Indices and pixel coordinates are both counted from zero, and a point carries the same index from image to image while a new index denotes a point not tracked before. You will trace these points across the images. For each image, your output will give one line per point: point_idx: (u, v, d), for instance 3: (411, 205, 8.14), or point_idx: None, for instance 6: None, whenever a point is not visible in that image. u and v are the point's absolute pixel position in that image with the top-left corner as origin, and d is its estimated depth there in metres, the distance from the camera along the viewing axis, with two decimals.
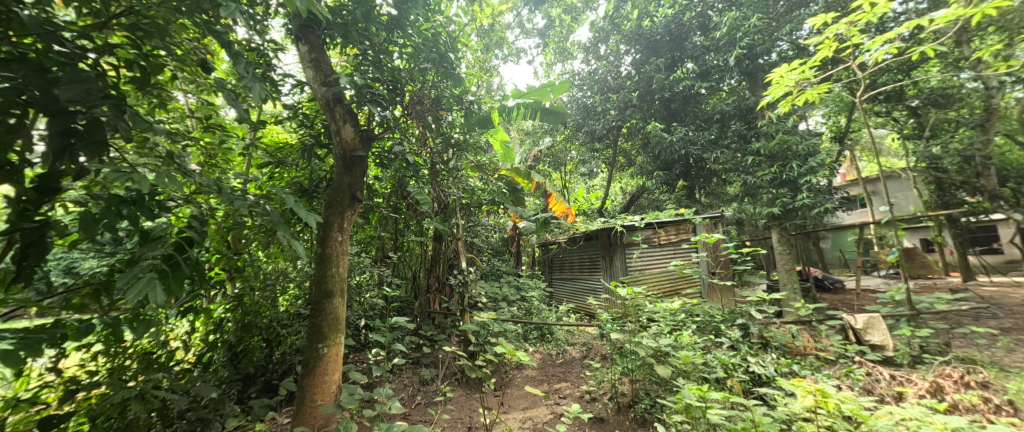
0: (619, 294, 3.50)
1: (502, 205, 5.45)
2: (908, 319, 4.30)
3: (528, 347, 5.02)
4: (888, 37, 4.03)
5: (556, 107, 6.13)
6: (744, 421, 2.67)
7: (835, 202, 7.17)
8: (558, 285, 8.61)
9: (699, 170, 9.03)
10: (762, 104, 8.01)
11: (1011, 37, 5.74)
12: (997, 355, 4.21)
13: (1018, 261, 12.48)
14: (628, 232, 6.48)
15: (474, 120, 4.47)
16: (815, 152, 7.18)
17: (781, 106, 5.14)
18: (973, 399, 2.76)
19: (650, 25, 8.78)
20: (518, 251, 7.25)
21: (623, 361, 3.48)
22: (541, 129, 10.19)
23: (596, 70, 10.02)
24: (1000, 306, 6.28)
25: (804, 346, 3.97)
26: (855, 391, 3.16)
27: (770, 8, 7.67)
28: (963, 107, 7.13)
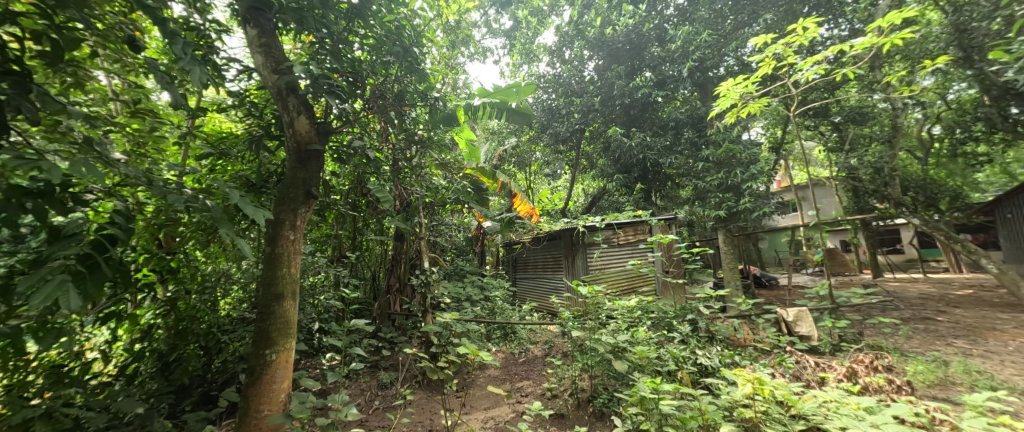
0: (579, 294, 3.64)
1: (465, 205, 5.33)
2: (830, 312, 4.74)
3: (492, 346, 5.03)
4: (817, 59, 4.42)
5: (522, 108, 5.96)
6: (693, 411, 2.86)
7: (771, 206, 7.88)
8: (521, 284, 8.71)
9: (656, 174, 9.45)
10: (710, 114, 8.58)
11: (913, 65, 6.67)
12: (899, 341, 4.85)
13: (914, 260, 14.42)
14: (589, 232, 6.68)
15: (438, 117, 4.44)
16: (755, 160, 7.82)
17: (728, 116, 5.48)
18: (880, 381, 3.14)
19: (612, 33, 9.15)
20: (482, 251, 7.20)
21: (583, 358, 3.61)
22: (506, 129, 10.34)
23: (560, 73, 10.21)
24: (902, 300, 7.23)
25: (744, 338, 4.28)
26: (786, 378, 3.47)
27: (719, 26, 8.30)
28: (875, 124, 8.14)
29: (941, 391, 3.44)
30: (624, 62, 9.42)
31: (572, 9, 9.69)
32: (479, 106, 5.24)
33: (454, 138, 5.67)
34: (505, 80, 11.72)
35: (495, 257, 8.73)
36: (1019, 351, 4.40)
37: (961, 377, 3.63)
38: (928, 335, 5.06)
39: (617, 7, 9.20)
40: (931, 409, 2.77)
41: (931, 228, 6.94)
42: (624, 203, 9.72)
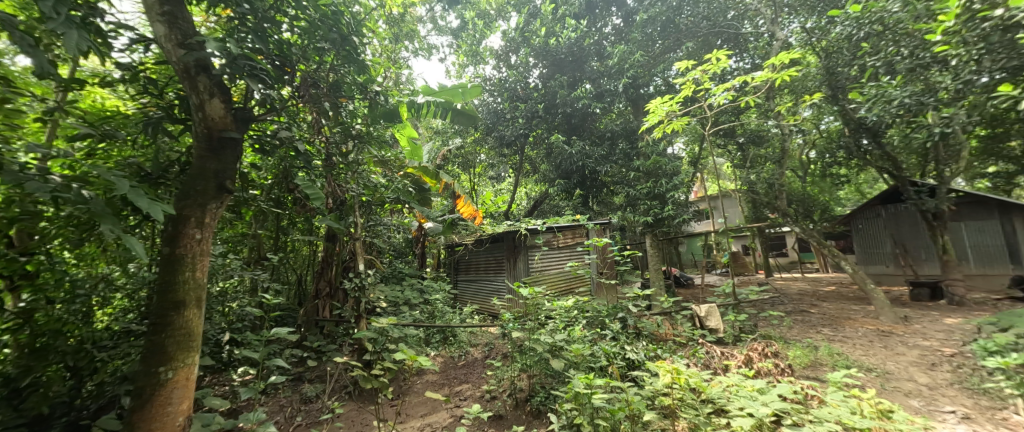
0: (520, 295, 3.69)
1: (405, 205, 5.10)
2: (733, 307, 5.47)
3: (431, 351, 4.88)
4: (727, 87, 5.07)
5: (466, 110, 5.68)
6: (621, 402, 3.09)
7: (689, 213, 8.76)
8: (462, 287, 8.59)
9: (593, 181, 9.79)
10: (641, 128, 9.30)
11: (798, 98, 7.96)
12: (785, 330, 5.74)
13: (796, 262, 17.06)
14: (531, 235, 6.77)
15: (378, 112, 4.24)
16: (677, 172, 8.65)
17: (655, 131, 5.98)
18: (769, 365, 3.68)
19: (556, 44, 9.48)
20: (422, 254, 6.89)
21: (522, 358, 3.69)
22: (450, 130, 10.35)
23: (505, 78, 10.29)
24: (788, 296, 8.53)
25: (665, 332, 4.61)
26: (698, 367, 3.90)
27: (649, 48, 9.24)
28: (769, 146, 9.55)
29: (812, 371, 4.15)
30: (566, 72, 9.87)
31: (519, 16, 9.90)
32: (421, 104, 4.97)
33: (394, 134, 5.43)
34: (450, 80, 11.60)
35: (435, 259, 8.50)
36: (866, 336, 5.46)
37: (826, 359, 4.40)
38: (805, 325, 6.05)
39: (561, 20, 9.65)
40: (806, 387, 3.33)
41: (807, 235, 8.02)
42: (564, 208, 10.05)
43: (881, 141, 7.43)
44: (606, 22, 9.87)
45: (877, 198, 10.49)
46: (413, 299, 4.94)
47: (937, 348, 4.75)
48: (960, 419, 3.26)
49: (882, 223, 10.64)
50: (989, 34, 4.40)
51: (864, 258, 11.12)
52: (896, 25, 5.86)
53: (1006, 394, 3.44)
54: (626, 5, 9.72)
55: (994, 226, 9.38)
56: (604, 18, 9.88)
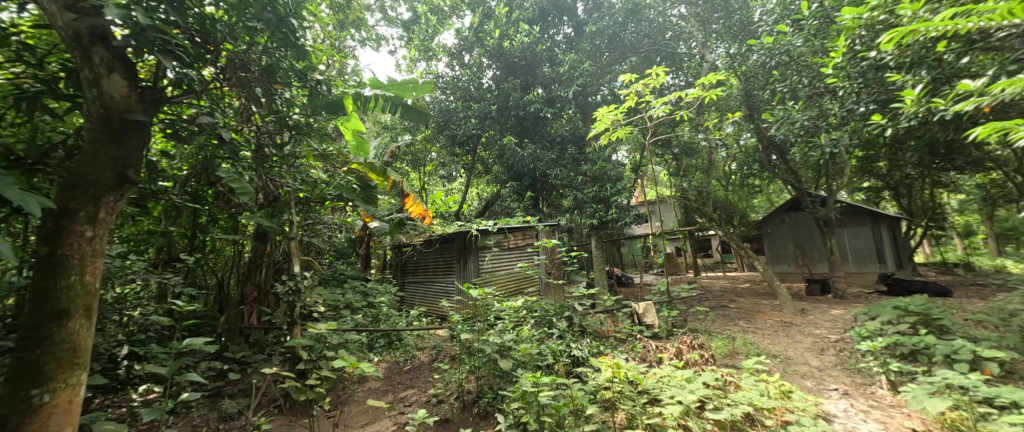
0: (470, 296, 3.65)
1: (348, 203, 4.63)
2: (668, 304, 5.93)
3: (374, 356, 4.65)
4: (665, 101, 5.49)
5: (418, 106, 5.08)
6: (566, 398, 3.21)
7: (630, 217, 9.28)
8: (409, 290, 8.25)
9: (544, 184, 9.87)
10: (589, 135, 9.66)
11: (724, 115, 8.87)
12: (711, 323, 6.35)
13: (719, 263, 18.88)
14: (481, 236, 6.66)
15: (320, 103, 3.90)
16: (620, 178, 9.15)
17: (601, 139, 6.31)
18: (697, 356, 4.04)
19: (510, 46, 9.35)
20: (366, 255, 6.56)
21: (470, 360, 3.65)
22: (400, 126, 10.11)
23: (458, 77, 10.11)
24: (713, 293, 9.44)
25: (609, 329, 4.70)
26: (637, 360, 4.16)
27: (597, 58, 10.05)
28: (699, 157, 10.50)
29: (730, 359, 4.64)
30: (519, 76, 9.82)
31: (473, 16, 9.80)
32: (368, 98, 4.50)
33: (337, 127, 5.08)
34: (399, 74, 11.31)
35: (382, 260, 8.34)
36: (774, 327, 6.23)
37: (742, 348, 4.95)
38: (726, 319, 6.74)
39: (515, 24, 9.70)
40: (726, 375, 3.71)
41: (729, 238, 8.48)
42: (514, 209, 10.05)
43: (787, 157, 8.55)
44: (558, 30, 10.35)
45: (783, 206, 11.99)
46: (355, 302, 4.65)
47: (826, 335, 5.57)
48: (841, 395, 3.86)
49: (786, 228, 12.18)
50: (866, 71, 5.29)
51: (773, 258, 12.62)
52: (799, 57, 6.79)
53: (873, 372, 4.14)
54: (577, 15, 10.37)
55: (868, 232, 11.22)
56: (557, 26, 10.34)
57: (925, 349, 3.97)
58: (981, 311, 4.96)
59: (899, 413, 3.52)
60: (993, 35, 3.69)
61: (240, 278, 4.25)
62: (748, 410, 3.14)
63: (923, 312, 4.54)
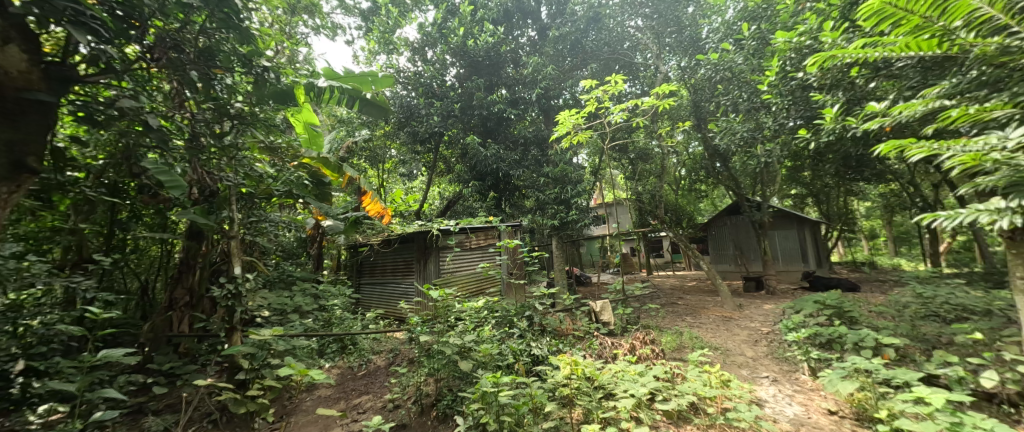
0: (430, 297, 3.55)
1: (296, 201, 4.21)
2: (623, 301, 6.19)
3: (324, 362, 4.41)
4: (624, 107, 5.73)
5: (379, 100, 4.61)
6: (525, 396, 3.27)
7: (589, 218, 9.52)
8: (366, 292, 7.89)
9: (506, 184, 9.79)
10: (551, 137, 9.76)
11: (676, 123, 9.41)
12: (663, 319, 6.72)
13: (669, 262, 20.02)
14: (443, 236, 6.50)
15: (268, 92, 3.60)
16: (580, 180, 9.35)
17: (563, 141, 6.43)
18: (649, 351, 4.25)
19: (474, 45, 9.17)
20: (319, 255, 6.23)
21: (429, 362, 3.57)
22: (356, 120, 9.68)
23: (421, 73, 9.80)
24: (664, 291, 9.98)
25: (567, 328, 4.83)
26: (593, 357, 4.30)
27: (561, 62, 10.40)
28: (652, 162, 11.07)
29: (678, 352, 4.95)
30: (483, 75, 9.72)
31: (437, 11, 9.53)
32: (323, 89, 4.12)
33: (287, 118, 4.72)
34: (357, 66, 10.83)
35: (337, 260, 7.94)
36: (718, 321, 6.72)
37: (688, 342, 5.29)
38: (676, 315, 7.17)
39: (480, 23, 9.54)
40: (675, 368, 3.95)
41: (678, 239, 9.00)
42: (477, 209, 9.92)
43: (728, 165, 9.26)
44: (522, 32, 10.40)
45: (725, 210, 12.98)
46: (305, 305, 4.36)
47: (759, 328, 6.12)
48: (771, 382, 4.28)
49: (728, 230, 13.19)
50: (794, 89, 5.88)
51: (716, 258, 13.60)
52: (740, 74, 7.41)
53: (797, 360, 4.62)
54: (540, 19, 10.51)
55: (794, 234, 12.49)
56: (520, 28, 10.38)
57: (838, 338, 4.50)
58: (882, 303, 5.70)
59: (817, 396, 3.97)
60: (892, 65, 4.33)
61: (168, 281, 3.84)
62: (692, 400, 3.38)
63: (838, 305, 5.13)
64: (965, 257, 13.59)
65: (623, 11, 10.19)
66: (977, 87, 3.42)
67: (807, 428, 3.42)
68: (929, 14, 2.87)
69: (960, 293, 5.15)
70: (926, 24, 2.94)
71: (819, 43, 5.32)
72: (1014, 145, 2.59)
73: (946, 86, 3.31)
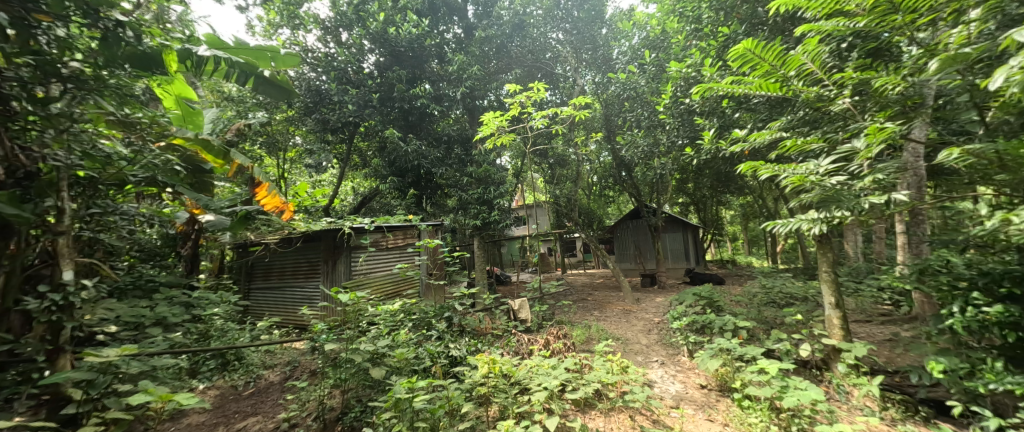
0: (339, 301, 3.20)
1: (164, 188, 3.60)
2: (539, 299, 6.49)
3: (197, 384, 3.94)
4: (545, 114, 6.04)
5: (279, 79, 4.11)
6: (442, 399, 3.19)
7: (510, 219, 9.63)
8: (262, 296, 7.01)
9: (428, 182, 9.45)
10: (475, 137, 9.68)
11: (588, 132, 10.19)
12: (576, 315, 7.22)
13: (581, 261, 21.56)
14: (356, 235, 6.02)
15: (129, 55, 2.92)
16: (503, 182, 9.37)
17: (487, 142, 6.42)
18: (561, 345, 4.52)
19: (395, 33, 8.57)
20: (193, 256, 5.28)
21: (336, 372, 3.27)
22: (250, 100, 8.49)
23: (334, 55, 8.99)
24: (577, 288, 10.71)
25: (486, 327, 4.90)
26: (511, 354, 4.42)
27: (486, 63, 10.45)
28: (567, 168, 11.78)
29: (586, 343, 5.37)
30: (405, 66, 9.22)
31: None
32: (205, 58, 3.42)
33: (152, 88, 3.98)
34: (252, 36, 9.39)
35: (220, 262, 6.72)
36: (620, 314, 7.49)
37: (595, 334, 5.75)
38: (586, 310, 7.76)
39: (402, 12, 9.00)
40: (585, 361, 4.26)
41: (589, 240, 9.69)
42: (396, 207, 9.37)
43: (632, 174, 10.30)
44: (448, 28, 9.91)
45: (627, 215, 14.45)
46: (172, 317, 3.54)
47: (652, 318, 6.98)
48: (660, 365, 4.91)
49: (629, 231, 14.74)
50: (683, 113, 6.76)
51: (619, 257, 15.09)
52: (641, 95, 8.38)
53: (679, 344, 5.40)
54: (467, 18, 10.16)
55: (680, 236, 14.50)
56: (446, 23, 9.89)
57: (708, 324, 5.35)
58: (741, 293, 6.97)
59: (693, 373, 4.68)
60: (751, 101, 5.37)
61: None
62: (597, 387, 3.69)
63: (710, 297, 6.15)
64: (792, 257, 17.22)
65: (545, 23, 10.67)
66: (801, 125, 4.38)
67: (685, 402, 4.04)
68: (774, 63, 3.57)
69: (791, 286, 6.56)
70: (773, 71, 3.66)
71: (700, 75, 6.27)
72: (823, 171, 3.40)
73: (784, 121, 4.21)
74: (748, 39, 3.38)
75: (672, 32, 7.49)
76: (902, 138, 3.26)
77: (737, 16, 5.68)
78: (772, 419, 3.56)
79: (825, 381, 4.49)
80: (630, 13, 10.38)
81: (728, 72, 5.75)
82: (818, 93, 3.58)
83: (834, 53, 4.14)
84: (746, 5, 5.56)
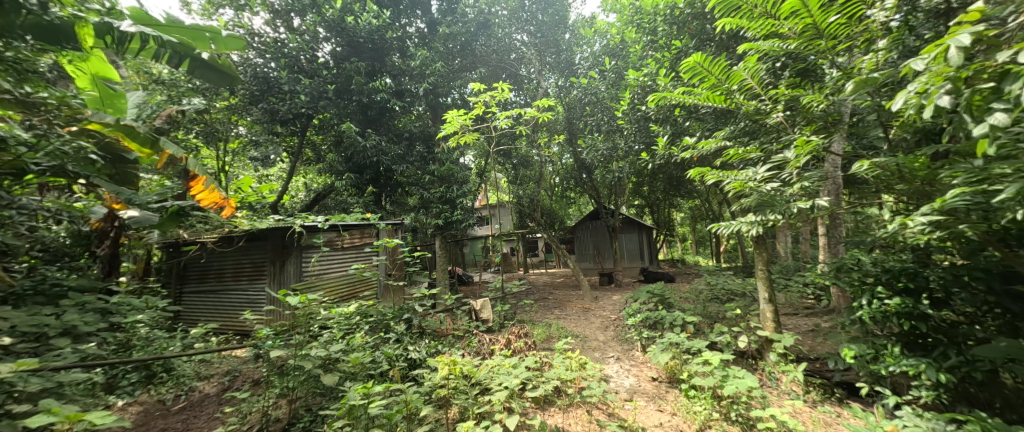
0: (289, 304, 2.95)
1: (76, 180, 3.37)
2: (501, 298, 6.49)
3: (117, 400, 3.58)
4: (508, 114, 6.09)
5: (220, 63, 4.03)
6: (399, 404, 3.08)
7: (474, 219, 9.46)
8: (196, 300, 6.37)
9: (387, 179, 9.05)
10: (438, 134, 9.39)
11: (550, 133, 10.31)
12: (537, 314, 7.30)
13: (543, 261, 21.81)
14: (308, 234, 5.67)
15: (36, 26, 2.89)
16: (465, 181, 9.20)
17: (450, 140, 6.41)
18: (522, 344, 4.54)
19: (354, 23, 8.13)
20: (113, 257, 4.46)
21: (282, 381, 3.06)
22: (185, 84, 7.70)
23: (284, 41, 8.40)
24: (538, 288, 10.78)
25: (446, 328, 4.81)
26: (472, 355, 4.37)
27: (450, 60, 10.00)
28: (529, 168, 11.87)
29: (547, 341, 5.45)
30: (364, 58, 8.74)
31: None
32: (130, 34, 3.18)
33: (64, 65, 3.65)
34: (189, 15, 8.53)
35: (146, 262, 6.01)
36: (580, 311, 7.71)
37: (555, 332, 5.86)
38: (546, 309, 7.88)
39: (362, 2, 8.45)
40: (545, 359, 4.31)
41: (551, 239, 9.81)
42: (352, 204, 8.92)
43: (592, 176, 10.55)
44: (410, 22, 9.51)
45: (588, 215, 14.80)
46: (84, 325, 3.08)
47: (609, 316, 7.23)
48: (615, 360, 5.10)
49: (589, 231, 15.13)
50: (638, 119, 7.09)
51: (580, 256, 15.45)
52: (601, 101, 8.66)
53: (633, 339, 5.64)
54: (430, 12, 9.80)
55: (636, 237, 15.11)
56: (409, 16, 9.50)
57: (660, 320, 5.64)
58: (689, 290, 7.43)
59: (646, 367, 4.91)
60: (696, 112, 5.73)
61: None
62: (556, 384, 3.74)
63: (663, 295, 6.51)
64: (734, 256, 18.54)
65: (510, 24, 10.58)
66: (742, 135, 4.72)
67: (638, 395, 4.22)
68: (720, 77, 3.82)
69: (732, 282, 7.08)
70: (718, 84, 3.91)
71: (655, 84, 6.55)
72: (759, 178, 3.68)
73: (727, 131, 4.53)
74: (698, 53, 3.61)
75: (630, 41, 7.79)
76: (824, 151, 3.65)
77: (688, 31, 5.98)
78: (715, 406, 3.81)
79: (759, 369, 4.90)
80: (591, 21, 10.70)
81: (680, 82, 6.10)
82: (757, 107, 3.89)
83: (769, 71, 4.50)
84: (695, 21, 5.87)
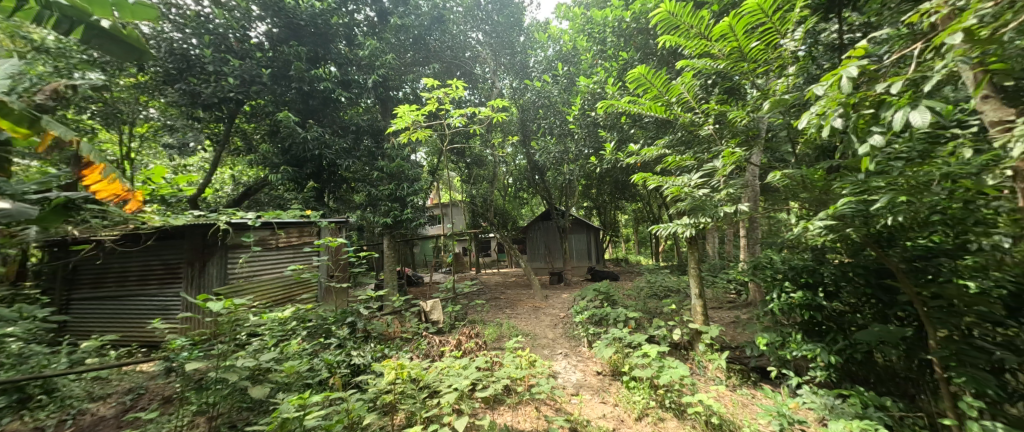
0: (210, 310, 2.61)
1: None
2: (452, 299, 6.36)
3: None
4: (461, 112, 5.99)
5: (126, 34, 3.63)
6: (340, 413, 2.88)
7: (424, 217, 9.16)
8: (92, 308, 5.47)
9: (331, 174, 8.40)
10: (387, 129, 8.99)
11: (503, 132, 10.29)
12: (488, 314, 7.26)
13: (495, 261, 21.72)
14: (235, 232, 5.12)
15: None
16: (417, 179, 8.83)
17: (401, 136, 6.18)
18: (474, 344, 4.48)
19: (294, 4, 7.55)
20: None
21: (201, 396, 2.71)
22: (79, 54, 6.57)
23: (209, 16, 7.53)
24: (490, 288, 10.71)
25: (394, 331, 4.63)
26: (420, 358, 4.23)
27: (403, 54, 9.73)
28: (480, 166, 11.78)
29: (497, 341, 5.45)
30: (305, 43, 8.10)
31: None
32: None
33: None
34: None
35: (21, 264, 5.04)
36: (531, 310, 7.81)
37: (506, 331, 5.87)
38: (498, 308, 7.86)
39: None
40: (496, 359, 4.29)
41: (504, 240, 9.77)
42: (288, 200, 8.20)
43: (544, 178, 10.62)
44: (357, 8, 8.75)
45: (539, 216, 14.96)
46: None
47: (559, 314, 7.39)
48: (563, 356, 5.24)
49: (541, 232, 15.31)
50: (588, 124, 7.32)
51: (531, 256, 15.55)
52: (554, 104, 8.85)
53: (580, 336, 5.83)
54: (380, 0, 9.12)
55: (584, 237, 15.57)
56: (356, 2, 8.71)
57: (604, 316, 5.87)
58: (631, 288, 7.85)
59: (592, 362, 5.08)
60: (641, 120, 6.03)
61: None
62: (507, 383, 3.75)
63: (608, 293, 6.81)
64: (670, 256, 19.84)
65: (464, 21, 10.46)
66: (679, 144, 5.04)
67: (584, 389, 4.36)
68: (660, 89, 4.08)
69: (669, 280, 7.59)
70: (660, 96, 4.18)
71: (604, 92, 6.79)
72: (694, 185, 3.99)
73: (668, 140, 4.82)
74: (642, 66, 3.81)
75: (580, 49, 8.04)
76: (747, 162, 4.06)
77: (632, 44, 6.25)
78: (651, 395, 4.06)
79: (690, 359, 5.31)
80: (546, 26, 10.80)
81: (628, 92, 6.39)
82: (692, 119, 4.20)
83: (703, 88, 4.86)
84: (640, 36, 6.14)
